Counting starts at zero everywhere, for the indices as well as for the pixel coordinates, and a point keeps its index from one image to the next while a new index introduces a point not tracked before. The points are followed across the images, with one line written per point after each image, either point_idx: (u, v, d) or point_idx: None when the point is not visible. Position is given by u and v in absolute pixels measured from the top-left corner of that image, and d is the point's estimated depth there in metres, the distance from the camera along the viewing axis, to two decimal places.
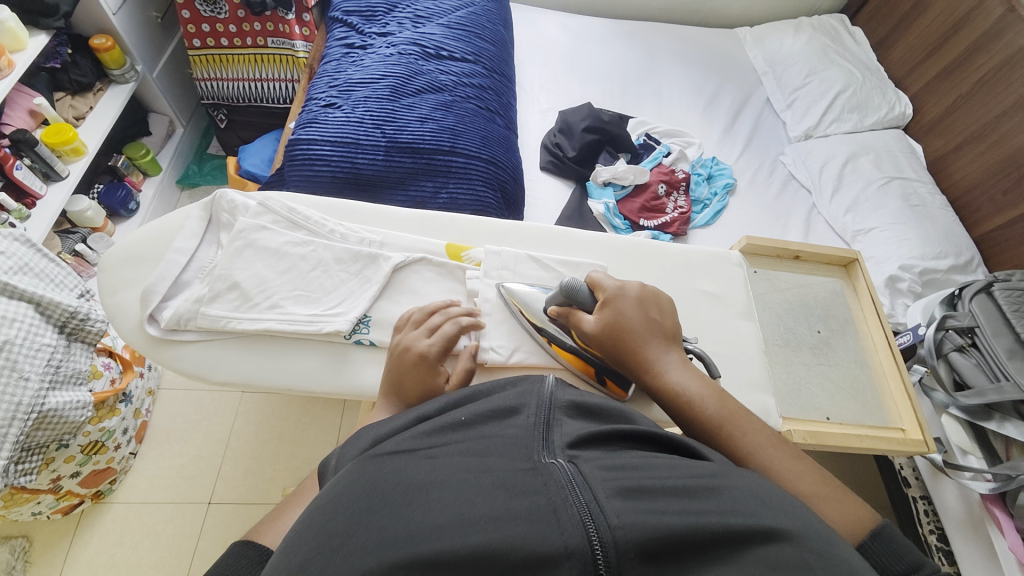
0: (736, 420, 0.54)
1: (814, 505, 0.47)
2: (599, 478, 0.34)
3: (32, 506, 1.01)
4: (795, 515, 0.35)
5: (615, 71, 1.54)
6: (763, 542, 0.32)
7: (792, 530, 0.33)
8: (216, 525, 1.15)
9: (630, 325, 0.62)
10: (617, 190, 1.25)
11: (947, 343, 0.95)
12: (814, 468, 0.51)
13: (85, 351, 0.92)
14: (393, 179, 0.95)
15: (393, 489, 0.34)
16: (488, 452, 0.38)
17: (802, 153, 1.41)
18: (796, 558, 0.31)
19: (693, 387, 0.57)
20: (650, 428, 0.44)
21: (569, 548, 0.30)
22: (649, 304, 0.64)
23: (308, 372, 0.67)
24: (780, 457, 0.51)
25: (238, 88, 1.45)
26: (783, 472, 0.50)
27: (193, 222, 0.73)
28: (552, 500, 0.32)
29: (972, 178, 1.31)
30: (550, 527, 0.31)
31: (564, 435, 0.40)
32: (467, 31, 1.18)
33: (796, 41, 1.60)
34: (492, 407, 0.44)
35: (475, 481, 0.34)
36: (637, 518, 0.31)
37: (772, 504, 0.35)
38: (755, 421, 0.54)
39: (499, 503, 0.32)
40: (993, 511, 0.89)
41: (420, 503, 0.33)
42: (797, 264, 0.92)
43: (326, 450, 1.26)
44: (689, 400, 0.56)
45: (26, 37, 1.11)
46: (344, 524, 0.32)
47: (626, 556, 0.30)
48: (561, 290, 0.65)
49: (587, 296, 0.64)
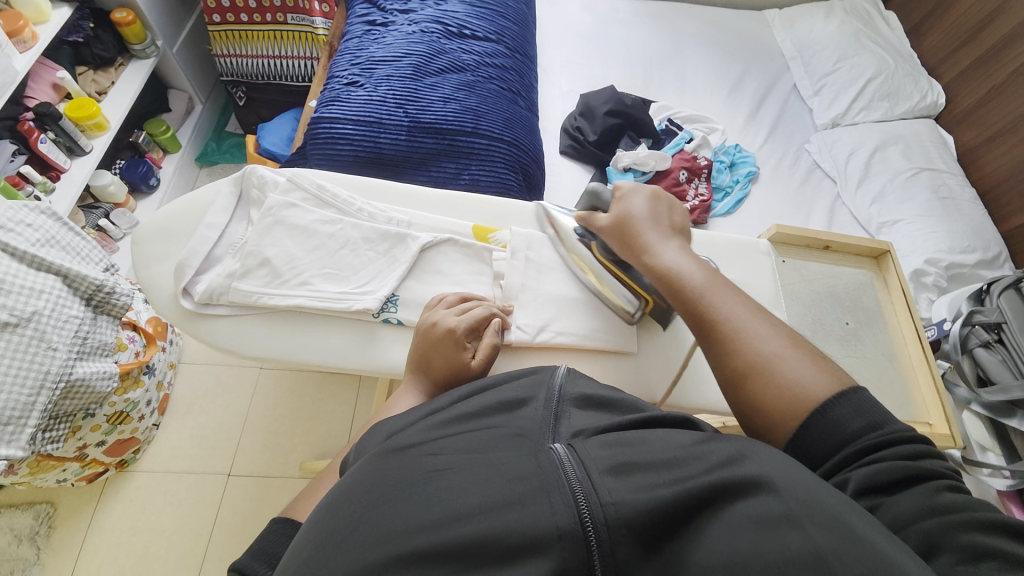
0: (717, 290, 0.53)
1: (776, 365, 0.45)
2: (592, 456, 0.35)
3: (59, 473, 1.05)
4: (799, 471, 0.33)
5: (637, 55, 1.50)
6: (746, 496, 0.32)
7: (775, 482, 0.32)
8: (236, 495, 1.19)
9: (636, 217, 0.64)
10: (637, 176, 1.24)
11: (973, 339, 0.94)
12: (798, 341, 0.47)
13: (111, 323, 0.95)
14: (415, 159, 0.95)
15: (393, 486, 0.35)
16: (489, 441, 0.38)
17: (828, 142, 1.37)
18: (782, 511, 0.30)
19: (680, 262, 0.57)
20: (658, 412, 0.43)
21: (560, 528, 0.30)
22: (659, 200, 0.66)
23: (337, 348, 0.68)
24: (759, 323, 0.49)
25: (257, 65, 1.44)
26: (754, 333, 0.48)
27: (223, 198, 0.73)
28: (546, 482, 0.33)
29: (1004, 171, 1.27)
30: (541, 509, 0.31)
31: (572, 426, 0.40)
32: (490, 9, 1.16)
33: (827, 25, 1.55)
34: (500, 398, 0.44)
35: (474, 469, 0.35)
36: (630, 494, 0.32)
37: (763, 459, 0.34)
38: (740, 294, 0.52)
39: (496, 490, 0.33)
40: (1010, 506, 0.92)
41: (420, 496, 0.33)
42: (826, 254, 0.90)
43: (342, 427, 1.28)
44: (675, 275, 0.56)
45: (49, 10, 1.12)
46: (348, 518, 0.33)
47: (617, 533, 0.30)
48: (586, 196, 0.71)
49: (609, 198, 0.69)
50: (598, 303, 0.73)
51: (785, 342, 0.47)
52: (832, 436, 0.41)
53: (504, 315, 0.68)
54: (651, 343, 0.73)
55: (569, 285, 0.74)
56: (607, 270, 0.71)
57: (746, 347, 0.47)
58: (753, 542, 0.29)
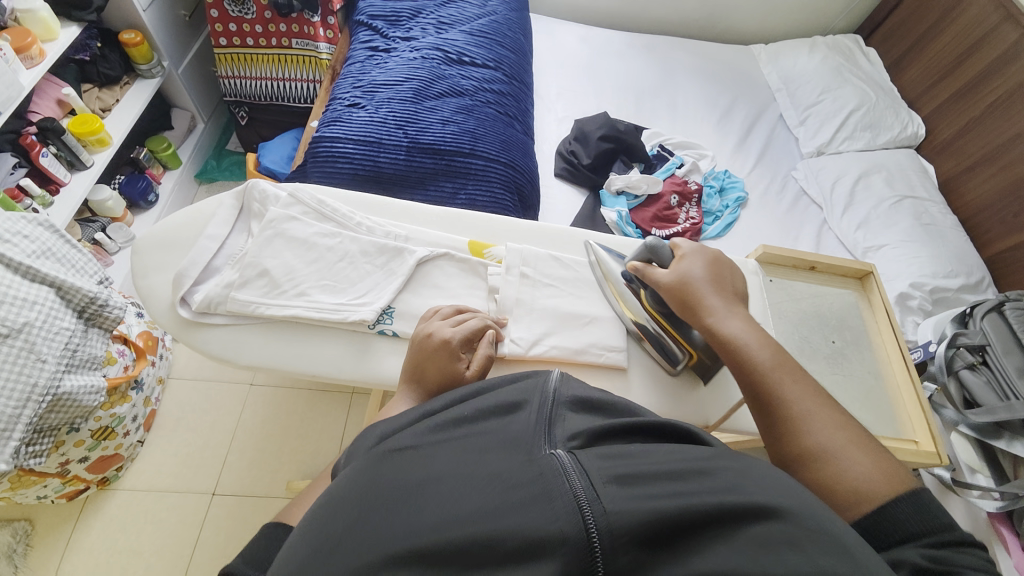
0: (783, 370, 0.52)
1: (843, 456, 0.45)
2: (595, 465, 0.34)
3: (39, 489, 1.02)
4: (792, 494, 0.34)
5: (630, 84, 1.55)
6: (756, 520, 0.32)
7: (782, 507, 0.32)
8: (219, 515, 1.16)
9: (698, 280, 0.63)
10: (630, 199, 1.27)
11: (958, 361, 0.96)
12: (862, 434, 0.47)
13: (102, 336, 0.94)
14: (413, 178, 0.97)
15: (390, 490, 0.35)
16: (486, 445, 0.38)
17: (814, 169, 1.42)
18: (786, 534, 0.31)
19: (742, 329, 0.57)
20: (655, 417, 0.43)
21: (563, 535, 0.30)
22: (715, 260, 0.66)
23: (331, 360, 0.68)
24: (825, 412, 0.48)
25: (260, 86, 1.48)
26: (819, 421, 0.47)
27: (224, 211, 0.75)
28: (547, 488, 0.33)
29: (984, 199, 1.32)
30: (542, 515, 0.31)
31: (568, 429, 0.40)
32: (488, 39, 1.21)
33: (810, 60, 1.62)
34: (495, 403, 0.44)
35: (474, 475, 0.35)
36: (632, 504, 0.32)
37: (763, 483, 0.35)
38: (805, 376, 0.52)
39: (495, 497, 0.33)
40: (999, 529, 0.92)
41: (417, 501, 0.34)
42: (813, 275, 0.93)
43: (332, 445, 1.26)
44: (738, 346, 0.55)
45: (57, 28, 1.15)
46: (347, 521, 0.34)
47: (619, 541, 0.31)
48: (643, 247, 0.69)
49: (667, 253, 0.67)
50: (592, 318, 0.74)
51: (850, 432, 0.47)
52: (899, 522, 0.41)
53: (499, 327, 0.69)
54: (640, 360, 0.75)
55: (562, 300, 0.75)
56: (652, 319, 0.70)
57: (811, 431, 0.47)
58: (756, 562, 0.30)
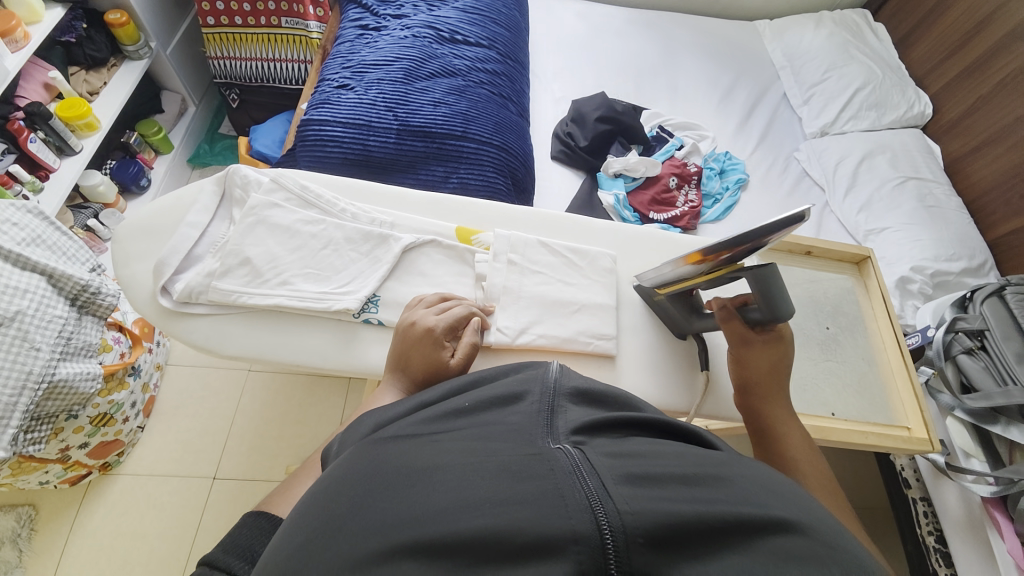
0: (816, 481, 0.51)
1: None
2: (606, 466, 0.34)
3: (41, 475, 1.03)
4: (802, 507, 0.34)
5: (630, 63, 1.51)
6: (774, 533, 0.31)
7: (803, 523, 0.32)
8: (220, 500, 1.18)
9: (769, 369, 0.62)
10: (628, 182, 1.24)
11: (956, 345, 0.95)
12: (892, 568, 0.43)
13: (96, 324, 0.94)
14: (404, 162, 0.95)
15: (395, 473, 0.34)
16: (491, 437, 0.38)
17: (817, 150, 1.39)
18: (807, 550, 0.30)
19: (789, 433, 0.57)
20: (657, 414, 0.43)
21: (576, 533, 0.29)
22: (784, 370, 0.62)
23: (315, 349, 0.67)
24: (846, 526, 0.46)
25: (250, 67, 1.45)
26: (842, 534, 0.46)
27: (207, 197, 0.73)
28: (559, 485, 0.32)
29: (989, 180, 1.28)
30: (557, 511, 0.30)
31: (570, 422, 0.39)
32: (482, 16, 1.17)
33: (817, 35, 1.57)
34: (496, 393, 0.44)
35: (480, 465, 0.34)
36: (646, 503, 0.31)
37: (780, 494, 0.35)
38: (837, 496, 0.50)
39: (503, 488, 0.32)
40: (993, 514, 0.90)
41: (421, 488, 0.33)
42: (808, 260, 0.91)
43: (330, 429, 1.27)
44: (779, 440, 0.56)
45: (41, 10, 1.12)
46: (346, 508, 0.33)
47: (633, 540, 0.29)
48: (781, 311, 0.59)
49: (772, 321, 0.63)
50: (580, 306, 0.73)
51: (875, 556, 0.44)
52: None
53: (485, 315, 0.68)
54: (631, 350, 0.74)
55: (551, 287, 0.74)
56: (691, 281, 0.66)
57: None
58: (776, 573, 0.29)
